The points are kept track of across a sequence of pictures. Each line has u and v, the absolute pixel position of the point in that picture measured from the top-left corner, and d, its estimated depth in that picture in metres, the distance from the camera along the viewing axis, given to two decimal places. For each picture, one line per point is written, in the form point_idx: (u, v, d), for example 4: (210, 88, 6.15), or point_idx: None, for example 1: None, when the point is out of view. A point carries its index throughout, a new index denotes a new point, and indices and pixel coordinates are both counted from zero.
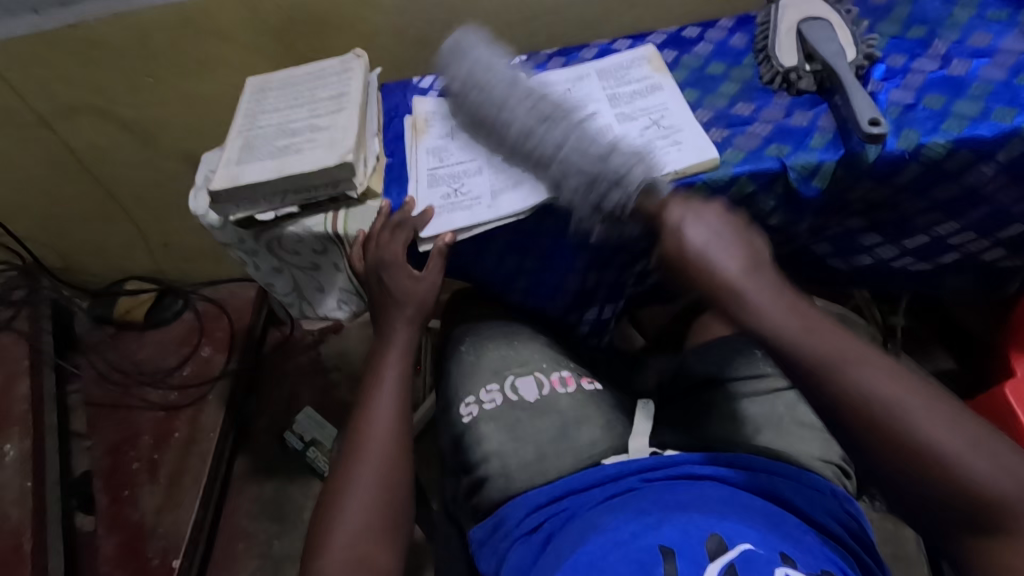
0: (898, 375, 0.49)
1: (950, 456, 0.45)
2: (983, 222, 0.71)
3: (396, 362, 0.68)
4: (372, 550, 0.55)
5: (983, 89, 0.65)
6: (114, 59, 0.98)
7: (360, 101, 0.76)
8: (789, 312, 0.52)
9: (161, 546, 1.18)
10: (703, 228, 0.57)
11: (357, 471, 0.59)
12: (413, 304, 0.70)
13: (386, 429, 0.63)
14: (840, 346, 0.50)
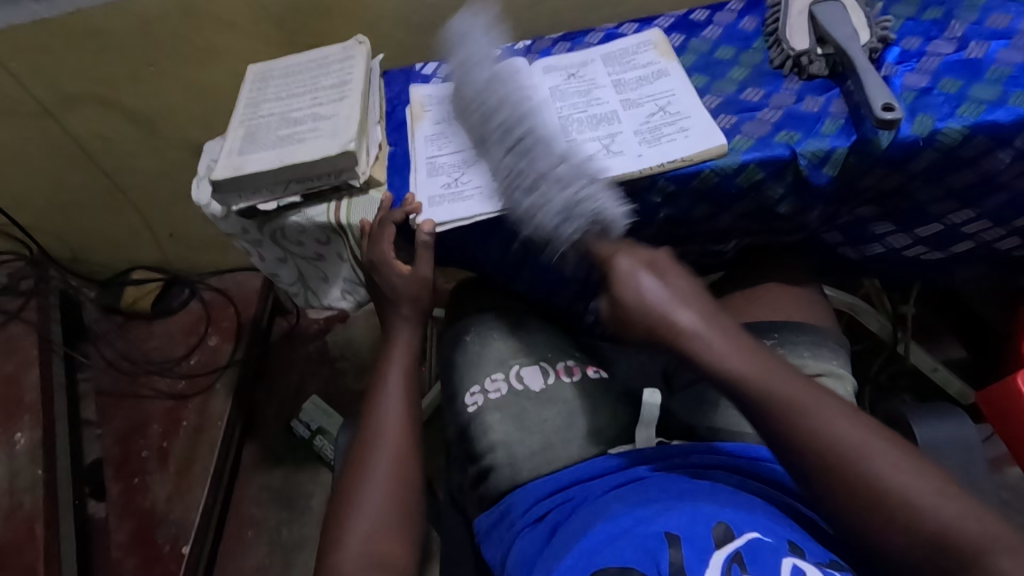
0: (856, 423, 0.49)
1: (909, 499, 0.45)
2: (1000, 209, 0.69)
3: (402, 353, 0.68)
4: (383, 539, 0.55)
5: (1001, 72, 0.63)
6: (115, 47, 0.97)
7: (362, 88, 0.75)
8: (738, 354, 0.54)
9: (172, 532, 1.19)
10: (659, 281, 0.60)
11: (367, 458, 0.60)
12: (412, 298, 0.70)
13: (396, 418, 0.63)
14: (788, 387, 0.52)
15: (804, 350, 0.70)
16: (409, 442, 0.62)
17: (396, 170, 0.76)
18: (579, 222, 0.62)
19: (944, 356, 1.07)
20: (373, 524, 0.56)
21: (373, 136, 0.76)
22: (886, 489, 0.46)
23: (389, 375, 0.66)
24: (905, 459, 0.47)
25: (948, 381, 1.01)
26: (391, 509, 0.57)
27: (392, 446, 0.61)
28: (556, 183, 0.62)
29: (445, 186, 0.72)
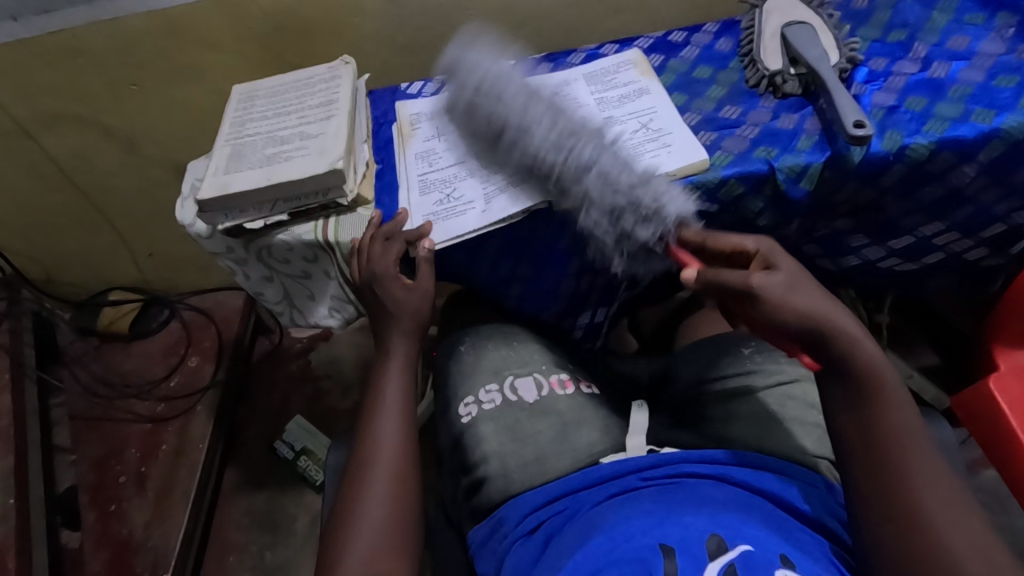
0: (932, 469, 0.52)
1: (942, 535, 0.49)
2: (967, 221, 0.72)
3: (398, 372, 0.68)
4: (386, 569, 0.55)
5: (961, 92, 0.66)
6: (96, 66, 0.96)
7: (349, 107, 0.76)
8: (870, 353, 0.56)
9: (150, 560, 1.15)
10: (783, 287, 0.58)
11: (365, 485, 0.59)
12: (411, 315, 0.70)
13: (392, 435, 0.63)
14: (896, 413, 0.54)
15: (778, 357, 0.75)
16: (407, 468, 0.61)
17: (384, 187, 0.77)
18: (655, 226, 0.65)
19: (918, 363, 1.10)
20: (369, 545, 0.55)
21: (359, 154, 0.77)
22: (929, 529, 0.50)
23: (386, 397, 0.65)
24: (955, 511, 0.50)
25: (923, 388, 1.03)
26: (390, 531, 0.57)
27: (387, 465, 0.60)
28: (635, 179, 0.65)
29: (437, 204, 0.73)
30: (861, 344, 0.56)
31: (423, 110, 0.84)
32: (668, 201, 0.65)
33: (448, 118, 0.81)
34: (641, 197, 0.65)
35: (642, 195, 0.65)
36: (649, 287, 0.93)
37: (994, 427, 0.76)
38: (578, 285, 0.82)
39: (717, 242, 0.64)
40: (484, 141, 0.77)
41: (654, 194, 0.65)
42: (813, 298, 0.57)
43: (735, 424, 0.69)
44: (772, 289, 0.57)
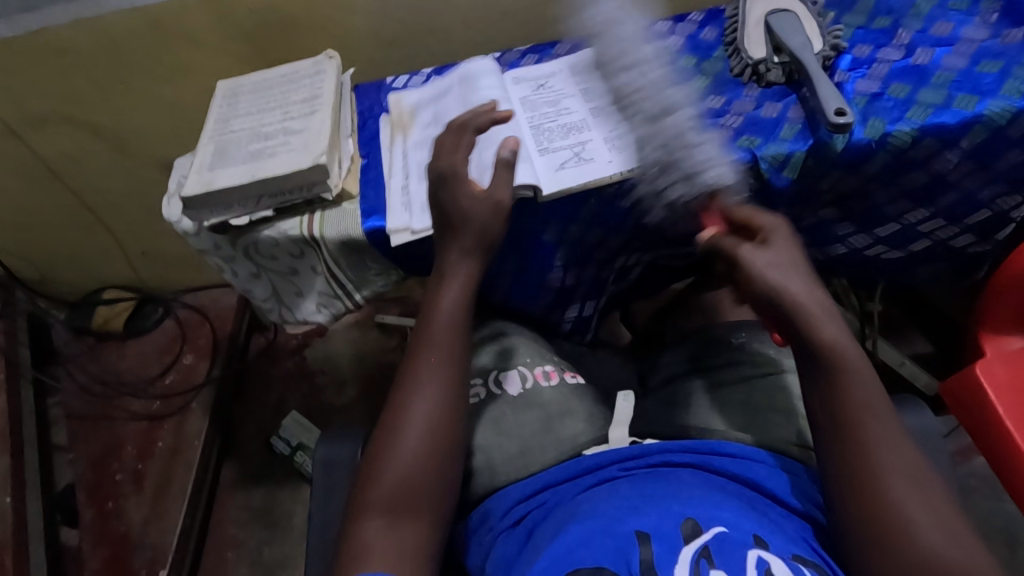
0: (901, 447, 0.52)
1: (910, 519, 0.49)
2: (951, 209, 0.72)
3: (451, 298, 0.64)
4: (405, 518, 0.55)
5: (945, 78, 0.66)
6: (82, 65, 0.96)
7: (333, 103, 0.76)
8: (835, 331, 0.56)
9: (147, 557, 1.17)
10: (767, 262, 0.58)
11: (399, 416, 0.59)
12: (475, 226, 0.65)
13: (429, 389, 0.60)
14: (864, 392, 0.54)
15: (769, 348, 0.75)
16: (440, 405, 0.60)
17: (369, 182, 0.76)
18: (689, 189, 0.65)
19: (912, 351, 1.11)
20: (389, 503, 0.55)
21: (344, 149, 0.77)
22: (896, 507, 0.50)
23: (432, 328, 0.63)
24: (926, 493, 0.51)
25: (916, 375, 1.04)
26: (414, 472, 0.57)
27: (421, 420, 0.59)
28: (679, 141, 0.64)
29: (439, 185, 0.73)
30: (822, 324, 0.56)
31: (421, 98, 0.83)
32: (712, 165, 0.65)
33: (440, 104, 0.81)
34: (683, 159, 0.64)
35: (687, 156, 0.65)
36: (638, 279, 0.93)
37: (981, 412, 0.76)
38: (564, 278, 0.83)
39: (736, 211, 0.64)
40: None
41: (702, 152, 0.65)
42: (799, 280, 0.58)
43: (719, 414, 0.70)
44: (754, 261, 0.59)
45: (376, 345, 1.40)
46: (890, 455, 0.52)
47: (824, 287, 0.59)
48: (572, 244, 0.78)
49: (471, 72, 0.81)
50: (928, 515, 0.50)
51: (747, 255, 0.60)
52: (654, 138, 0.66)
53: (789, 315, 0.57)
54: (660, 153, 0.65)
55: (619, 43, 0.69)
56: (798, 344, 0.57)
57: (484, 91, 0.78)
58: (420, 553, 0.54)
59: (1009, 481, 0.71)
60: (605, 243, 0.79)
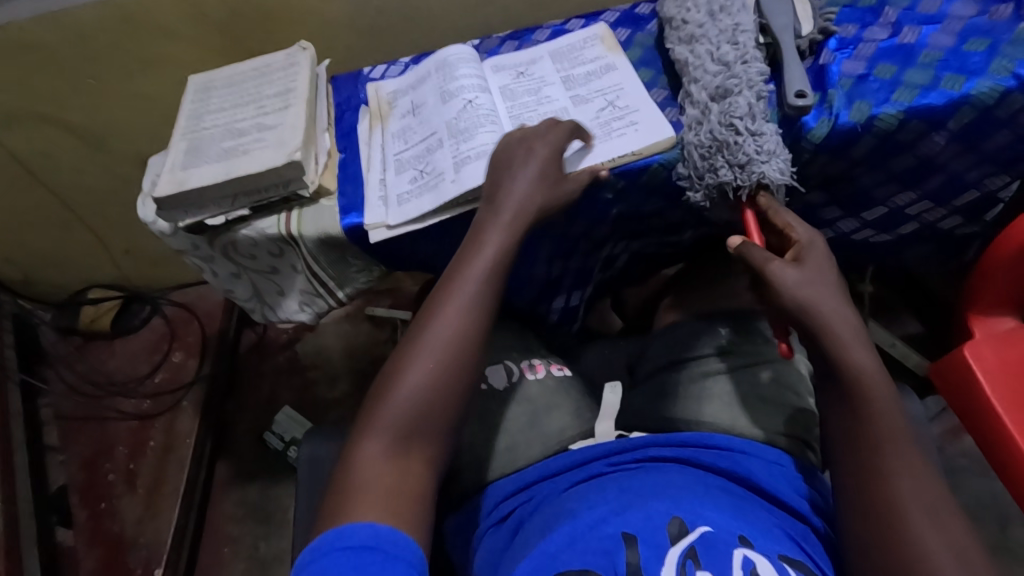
0: (925, 484, 0.50)
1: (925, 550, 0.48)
2: (939, 190, 0.71)
3: (499, 233, 0.61)
4: (414, 446, 0.53)
5: (932, 57, 0.64)
6: (50, 61, 0.94)
7: (308, 96, 0.74)
8: (869, 359, 0.55)
9: (143, 556, 1.18)
10: (798, 282, 0.57)
11: (426, 334, 0.57)
12: (533, 170, 0.64)
13: (457, 321, 0.57)
14: (896, 425, 0.53)
15: (757, 337, 0.74)
16: (470, 337, 0.57)
17: (347, 177, 0.75)
18: (739, 175, 0.64)
19: (903, 331, 1.10)
20: (395, 432, 0.52)
21: (321, 144, 0.76)
22: (913, 541, 0.48)
23: (475, 259, 0.60)
24: (947, 530, 0.48)
25: (906, 355, 1.04)
26: (428, 396, 0.54)
27: (441, 351, 0.56)
28: (751, 127, 0.64)
29: (410, 182, 0.71)
30: (851, 350, 0.55)
31: (399, 88, 0.81)
32: (767, 160, 0.64)
33: (420, 93, 0.78)
34: (739, 145, 0.64)
35: (741, 143, 0.64)
36: (626, 267, 0.92)
37: (969, 394, 0.76)
38: (549, 270, 0.82)
39: (776, 216, 0.63)
40: (454, 109, 0.74)
41: (758, 143, 0.64)
42: (831, 303, 0.56)
43: (708, 406, 0.69)
44: (783, 278, 0.57)
45: (367, 338, 1.39)
46: (912, 486, 0.50)
47: (853, 308, 0.57)
48: (556, 236, 0.76)
49: (447, 60, 0.79)
50: (951, 552, 0.47)
51: (776, 271, 0.58)
52: (733, 117, 0.65)
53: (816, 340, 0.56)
54: (728, 134, 0.64)
55: (735, 22, 0.70)
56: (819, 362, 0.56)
57: (461, 80, 0.76)
58: (414, 493, 0.51)
59: (997, 463, 0.71)
60: (590, 233, 0.78)
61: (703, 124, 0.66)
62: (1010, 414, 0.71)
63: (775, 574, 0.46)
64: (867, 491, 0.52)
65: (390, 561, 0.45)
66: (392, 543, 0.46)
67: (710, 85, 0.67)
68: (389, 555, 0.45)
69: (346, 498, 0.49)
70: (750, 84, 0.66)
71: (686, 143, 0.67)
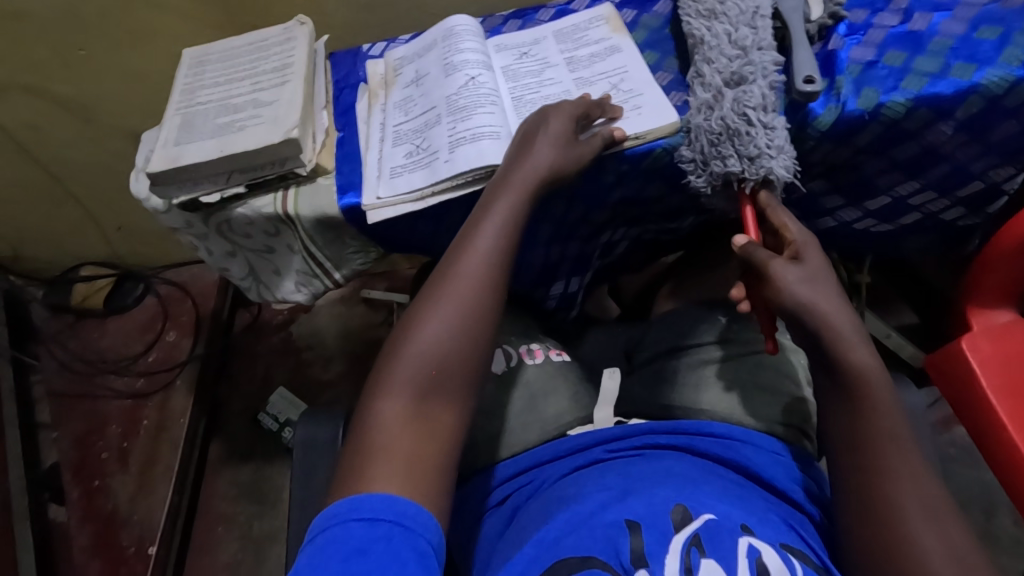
0: (927, 485, 0.51)
1: (923, 552, 0.48)
2: (943, 180, 0.71)
3: (512, 196, 0.61)
4: (430, 404, 0.52)
5: (942, 44, 0.63)
6: (39, 31, 0.91)
7: (305, 72, 0.72)
8: (870, 356, 0.55)
9: (136, 534, 1.17)
10: (801, 280, 0.56)
11: (439, 291, 0.57)
12: (550, 136, 0.64)
13: (470, 279, 0.57)
14: (897, 424, 0.53)
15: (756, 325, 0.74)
16: (482, 295, 0.57)
17: (344, 157, 0.73)
18: (750, 168, 0.62)
19: (898, 322, 1.11)
20: (414, 388, 0.52)
21: (319, 121, 0.74)
22: (912, 543, 0.48)
23: (486, 221, 0.60)
24: (948, 535, 0.48)
25: (901, 346, 1.04)
26: (442, 353, 0.54)
27: (455, 308, 0.56)
28: (763, 119, 0.62)
29: (405, 156, 0.70)
30: (853, 348, 0.54)
31: (407, 53, 0.80)
32: (776, 155, 0.62)
33: (423, 65, 0.77)
34: (751, 135, 0.62)
35: (753, 134, 0.62)
36: (624, 254, 0.91)
37: (965, 386, 0.76)
38: (548, 255, 0.81)
39: (775, 214, 0.62)
40: (456, 84, 0.73)
41: (769, 137, 0.62)
42: (833, 305, 0.56)
43: (705, 393, 0.69)
44: (786, 276, 0.57)
45: (361, 320, 1.38)
46: (914, 487, 0.51)
47: (852, 308, 0.57)
48: (556, 220, 0.75)
49: (454, 29, 0.77)
50: (951, 554, 0.48)
51: (778, 269, 0.57)
52: (746, 105, 0.63)
53: (820, 341, 0.55)
54: (740, 123, 0.62)
55: (755, 9, 0.68)
56: (817, 349, 0.56)
57: (465, 53, 0.74)
58: (431, 456, 0.50)
59: (989, 454, 0.72)
60: (590, 218, 0.77)
61: (715, 109, 0.63)
62: (1005, 406, 0.72)
63: (779, 562, 0.47)
64: (866, 492, 0.52)
65: (408, 536, 0.45)
66: (411, 517, 0.46)
67: (725, 69, 0.65)
68: (406, 529, 0.45)
69: (367, 457, 0.49)
70: (766, 72, 0.65)
71: (693, 129, 0.65)
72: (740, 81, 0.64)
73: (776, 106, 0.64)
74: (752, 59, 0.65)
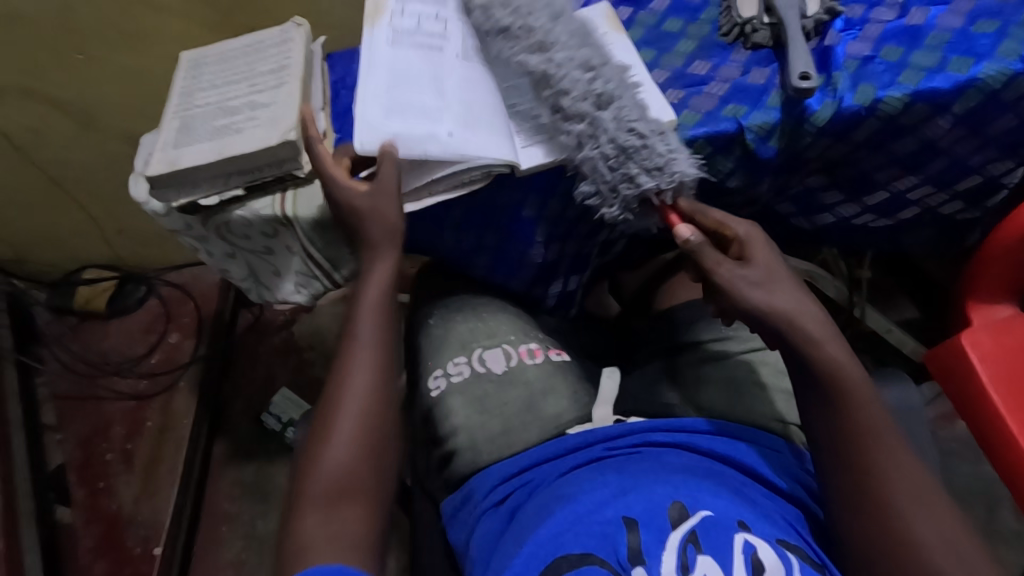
0: (913, 470, 0.52)
1: (917, 541, 0.50)
2: (941, 174, 0.70)
3: (376, 291, 0.65)
4: (341, 509, 0.56)
5: (939, 39, 0.63)
6: (38, 36, 0.92)
7: (302, 74, 0.72)
8: (844, 355, 0.55)
9: (142, 534, 1.18)
10: (761, 285, 0.57)
11: (331, 410, 0.60)
12: (385, 223, 0.64)
13: (355, 390, 0.60)
14: (879, 418, 0.53)
15: None
16: (372, 397, 0.60)
17: (341, 158, 0.73)
18: (661, 177, 0.62)
19: (899, 316, 1.10)
20: (321, 502, 0.56)
21: (316, 123, 0.74)
22: (903, 532, 0.50)
23: (361, 320, 0.64)
24: (935, 518, 0.51)
25: (903, 341, 1.03)
26: (347, 465, 0.57)
27: (348, 419, 0.59)
28: (652, 129, 0.63)
29: None
30: (825, 345, 0.55)
31: None
32: (679, 156, 0.62)
33: None
34: (647, 148, 0.62)
35: (649, 146, 0.62)
36: (624, 251, 0.91)
37: (965, 381, 0.76)
38: (548, 253, 0.80)
39: (706, 216, 0.63)
40: None
41: (665, 143, 0.63)
42: (793, 301, 0.56)
43: (703, 391, 0.69)
44: (735, 280, 0.58)
45: None
46: (900, 476, 0.52)
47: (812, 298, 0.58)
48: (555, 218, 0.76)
49: None
50: (941, 540, 0.50)
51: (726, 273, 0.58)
52: (628, 122, 0.63)
53: (792, 347, 0.56)
54: (633, 140, 0.62)
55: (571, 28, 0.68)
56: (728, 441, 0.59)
57: None
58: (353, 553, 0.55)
59: (990, 447, 0.72)
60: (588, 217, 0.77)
61: (599, 135, 0.63)
62: (1005, 399, 0.72)
63: (773, 556, 0.47)
64: (858, 487, 0.53)
65: None
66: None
67: (590, 91, 0.64)
68: None
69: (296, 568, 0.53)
70: (622, 86, 0.65)
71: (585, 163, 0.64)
72: (606, 100, 0.64)
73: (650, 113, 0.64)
74: (603, 78, 0.64)
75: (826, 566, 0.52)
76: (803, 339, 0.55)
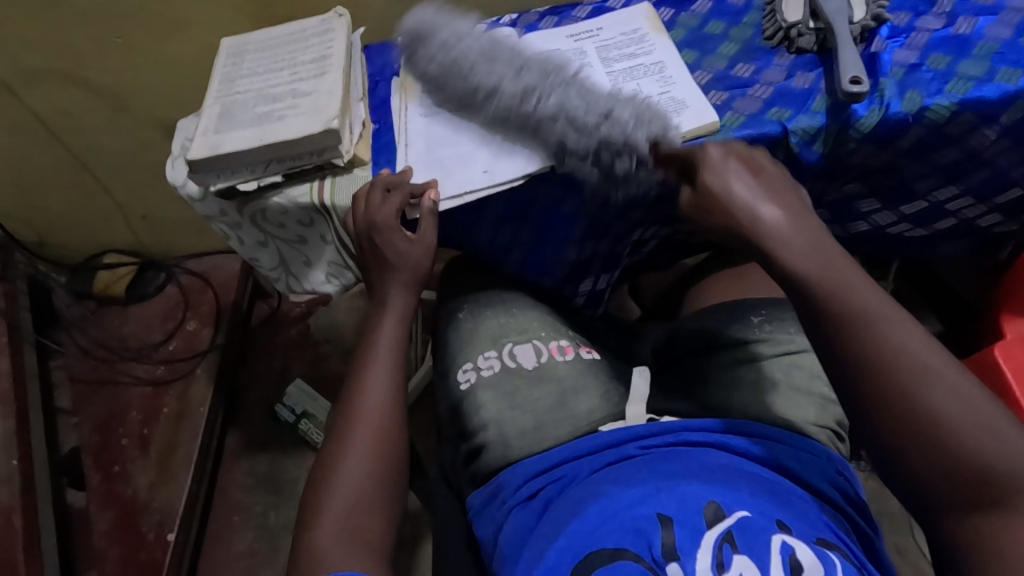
0: (929, 344, 0.47)
1: (961, 438, 0.43)
2: (982, 186, 0.70)
3: (392, 323, 0.66)
4: (359, 521, 0.55)
5: (987, 49, 0.63)
6: (78, 20, 0.92)
7: (343, 64, 0.73)
8: (813, 251, 0.52)
9: (156, 520, 1.17)
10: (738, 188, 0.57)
11: (346, 429, 0.60)
12: (409, 268, 0.67)
13: (372, 407, 0.61)
14: (875, 303, 0.49)
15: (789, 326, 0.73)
16: (388, 416, 0.61)
17: (380, 149, 0.74)
18: (629, 158, 0.65)
19: None
20: (339, 517, 0.54)
21: (356, 113, 0.74)
22: (930, 412, 0.44)
23: (379, 342, 0.65)
24: (969, 398, 0.44)
25: None
26: (362, 483, 0.57)
27: (364, 436, 0.59)
28: (601, 117, 0.64)
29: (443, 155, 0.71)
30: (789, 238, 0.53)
31: None
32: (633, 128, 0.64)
33: None
34: (607, 137, 0.64)
35: (610, 137, 0.64)
36: (652, 253, 0.91)
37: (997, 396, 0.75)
38: (581, 251, 0.80)
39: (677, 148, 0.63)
40: None
41: (620, 126, 0.64)
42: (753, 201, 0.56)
43: (736, 394, 0.69)
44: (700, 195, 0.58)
45: None
46: (915, 353, 0.46)
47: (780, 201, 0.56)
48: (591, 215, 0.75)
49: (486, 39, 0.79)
50: (979, 422, 0.43)
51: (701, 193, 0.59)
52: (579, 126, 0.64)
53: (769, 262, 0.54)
54: (592, 133, 0.64)
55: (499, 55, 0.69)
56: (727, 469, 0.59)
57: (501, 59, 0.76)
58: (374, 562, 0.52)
59: None
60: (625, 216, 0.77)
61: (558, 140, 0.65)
62: None
63: (812, 556, 0.47)
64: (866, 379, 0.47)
65: None
66: None
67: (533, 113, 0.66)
68: None
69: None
70: (557, 91, 0.66)
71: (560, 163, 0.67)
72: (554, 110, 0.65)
73: (597, 103, 0.65)
74: (542, 93, 0.66)
75: (863, 565, 0.51)
76: (765, 249, 0.54)
